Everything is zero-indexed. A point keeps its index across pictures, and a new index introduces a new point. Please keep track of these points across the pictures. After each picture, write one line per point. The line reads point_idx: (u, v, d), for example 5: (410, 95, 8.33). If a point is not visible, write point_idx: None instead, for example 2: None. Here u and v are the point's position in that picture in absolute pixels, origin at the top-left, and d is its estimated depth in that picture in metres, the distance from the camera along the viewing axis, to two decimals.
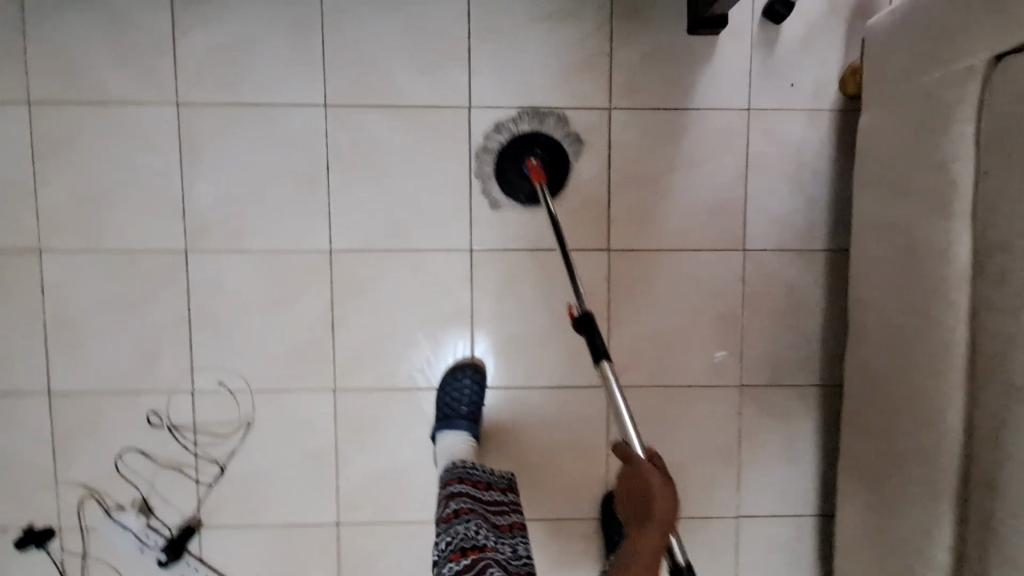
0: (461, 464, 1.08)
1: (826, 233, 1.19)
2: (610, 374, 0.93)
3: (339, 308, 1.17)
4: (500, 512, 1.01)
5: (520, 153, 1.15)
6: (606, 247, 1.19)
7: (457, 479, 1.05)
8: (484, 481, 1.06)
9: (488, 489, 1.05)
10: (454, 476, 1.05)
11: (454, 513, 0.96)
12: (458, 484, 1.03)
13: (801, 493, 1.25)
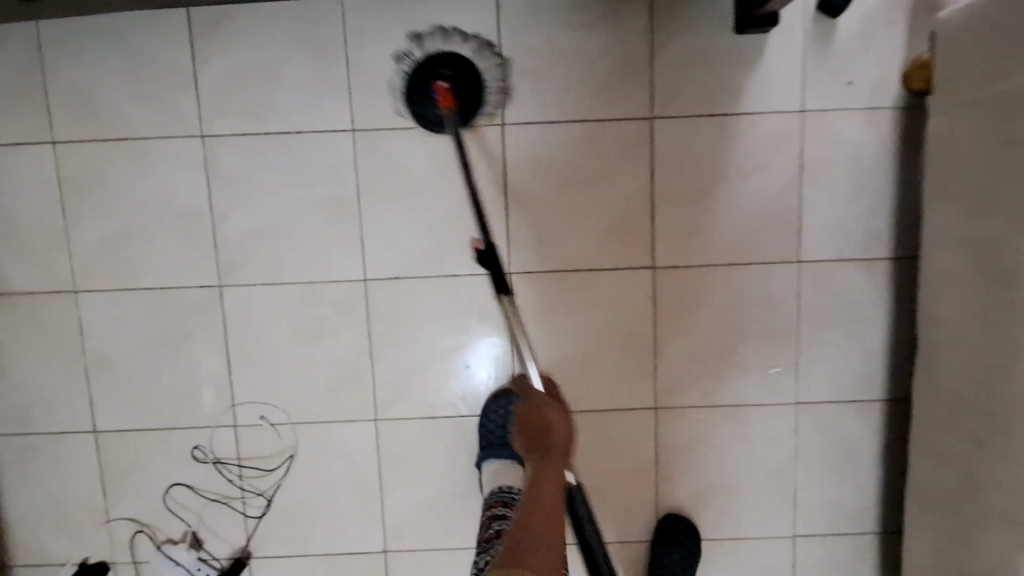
0: (506, 488, 1.03)
1: (889, 241, 1.11)
2: (511, 308, 1.00)
3: (377, 337, 1.14)
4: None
5: (440, 68, 1.06)
6: (651, 265, 1.13)
7: (501, 502, 1.00)
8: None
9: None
10: (499, 499, 1.01)
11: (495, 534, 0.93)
12: (503, 507, 0.99)
13: (863, 513, 1.18)
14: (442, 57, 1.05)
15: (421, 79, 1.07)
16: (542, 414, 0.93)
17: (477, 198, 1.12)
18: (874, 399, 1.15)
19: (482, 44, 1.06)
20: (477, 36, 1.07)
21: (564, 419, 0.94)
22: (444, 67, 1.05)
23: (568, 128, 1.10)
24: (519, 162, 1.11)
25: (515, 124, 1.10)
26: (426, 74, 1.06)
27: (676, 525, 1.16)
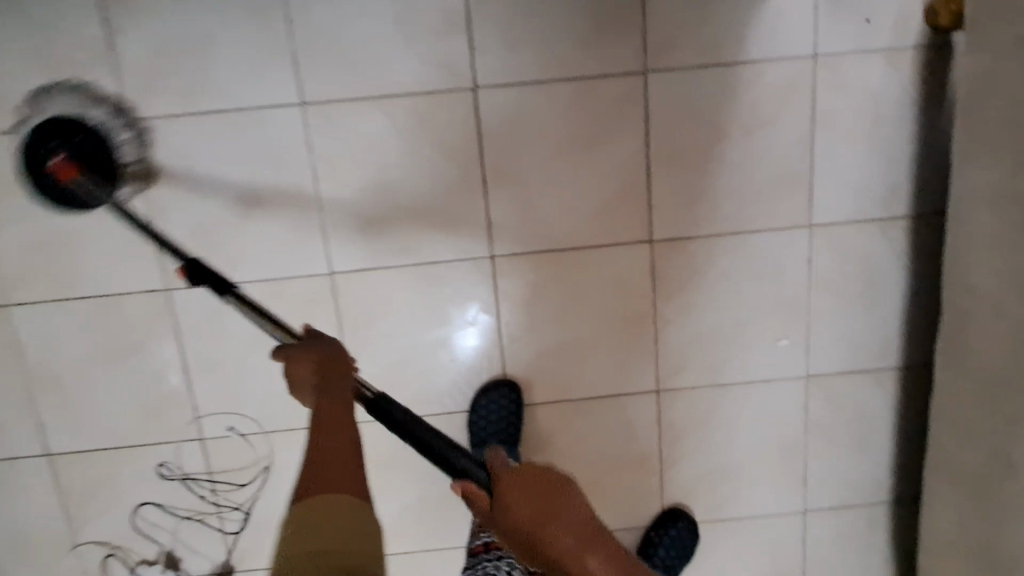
0: None
1: (908, 197, 1.01)
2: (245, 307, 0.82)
3: (350, 334, 1.03)
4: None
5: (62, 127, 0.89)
6: (648, 239, 1.03)
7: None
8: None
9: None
10: None
11: (483, 546, 0.87)
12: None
13: (878, 483, 1.13)
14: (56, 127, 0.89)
15: (30, 153, 0.88)
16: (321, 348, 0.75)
17: (451, 173, 0.99)
18: (889, 367, 1.08)
19: (116, 110, 0.94)
20: (110, 100, 0.94)
21: (341, 351, 0.76)
22: (55, 137, 0.88)
23: (548, 89, 0.96)
24: (496, 130, 0.97)
25: (489, 86, 0.96)
26: (32, 154, 0.88)
27: (677, 521, 1.11)
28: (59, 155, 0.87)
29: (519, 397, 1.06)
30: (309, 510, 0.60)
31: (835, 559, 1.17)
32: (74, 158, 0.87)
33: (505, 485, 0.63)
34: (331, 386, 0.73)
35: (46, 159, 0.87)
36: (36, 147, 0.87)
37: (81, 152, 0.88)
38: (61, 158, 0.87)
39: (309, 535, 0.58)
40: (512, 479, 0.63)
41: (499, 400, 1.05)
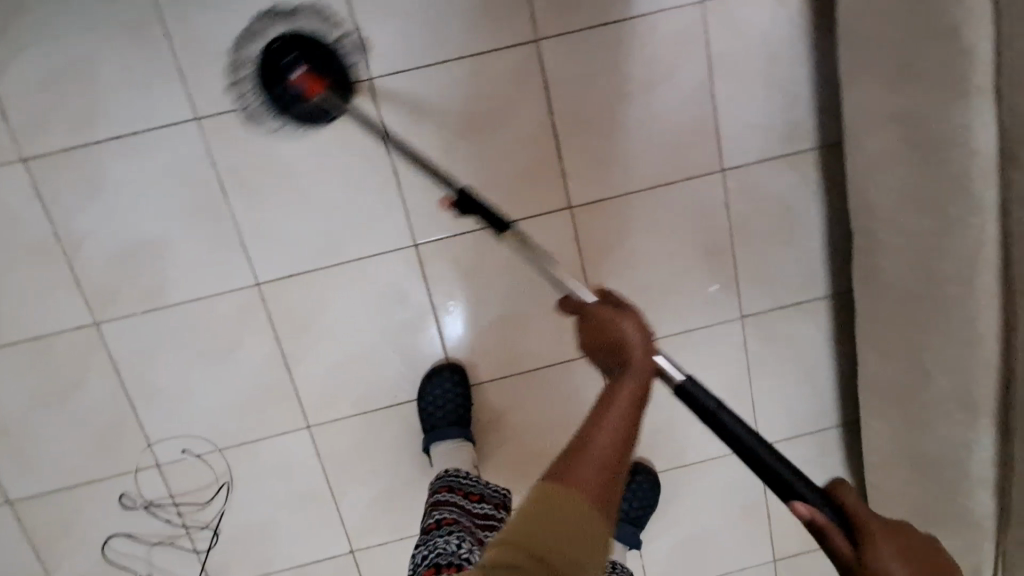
0: (454, 472, 1.02)
1: (811, 130, 1.03)
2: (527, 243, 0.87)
3: (287, 342, 1.03)
4: (487, 526, 0.95)
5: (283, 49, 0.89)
6: (568, 205, 1.03)
7: (447, 487, 0.99)
8: (476, 491, 1.00)
9: (480, 502, 0.99)
10: (444, 484, 0.99)
11: (436, 524, 0.90)
12: (448, 493, 0.97)
13: (824, 409, 1.17)
14: (278, 46, 0.90)
15: (270, 78, 0.90)
16: (618, 327, 0.70)
17: (361, 168, 0.98)
18: (818, 298, 1.10)
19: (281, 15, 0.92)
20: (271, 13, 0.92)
21: (647, 336, 0.69)
22: (290, 52, 0.89)
23: (443, 70, 0.96)
24: (398, 119, 0.97)
25: (384, 75, 0.96)
26: (275, 76, 0.90)
27: (636, 474, 1.15)
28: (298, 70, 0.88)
29: (463, 377, 1.08)
30: (563, 497, 0.56)
31: None
32: (315, 70, 0.90)
33: (879, 536, 0.57)
34: (626, 377, 0.66)
35: (290, 75, 0.88)
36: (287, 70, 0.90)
37: (318, 65, 0.91)
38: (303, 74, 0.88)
39: (540, 518, 0.56)
40: (889, 544, 0.57)
41: (444, 383, 1.06)
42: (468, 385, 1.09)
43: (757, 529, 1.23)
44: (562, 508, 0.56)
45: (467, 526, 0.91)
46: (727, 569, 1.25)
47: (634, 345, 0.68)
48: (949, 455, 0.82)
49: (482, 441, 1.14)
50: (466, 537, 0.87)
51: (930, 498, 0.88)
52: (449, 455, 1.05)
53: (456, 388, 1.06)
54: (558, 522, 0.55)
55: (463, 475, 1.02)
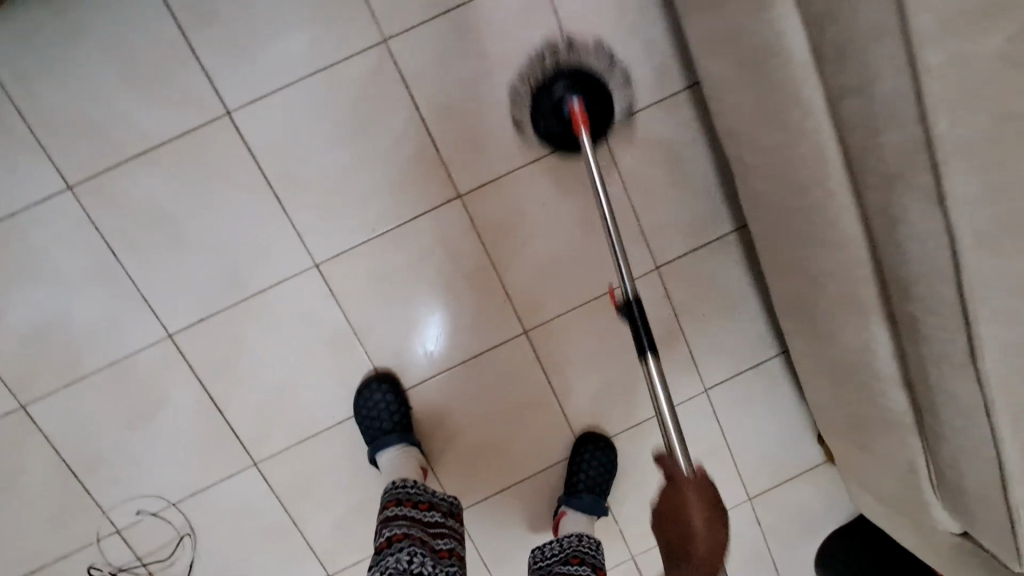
0: (400, 483, 1.01)
1: (676, 68, 1.03)
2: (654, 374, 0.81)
3: (213, 386, 1.05)
4: (437, 534, 0.96)
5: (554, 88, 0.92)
6: (456, 193, 1.04)
7: (395, 501, 0.98)
8: (424, 499, 0.99)
9: (430, 510, 0.98)
10: (392, 498, 0.98)
11: (387, 542, 0.90)
12: (397, 506, 0.96)
13: (762, 340, 1.17)
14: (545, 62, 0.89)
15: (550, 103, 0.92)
16: (688, 515, 0.72)
17: (243, 200, 1.00)
18: (727, 232, 1.10)
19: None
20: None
21: (717, 536, 0.70)
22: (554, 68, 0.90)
23: (299, 89, 0.98)
24: (268, 145, 0.99)
25: (244, 107, 0.97)
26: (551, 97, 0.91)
27: (589, 444, 1.14)
28: (577, 97, 0.91)
29: (393, 384, 1.08)
30: None
31: (751, 423, 1.21)
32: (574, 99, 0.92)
33: None
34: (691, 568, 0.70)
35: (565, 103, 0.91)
36: (548, 89, 0.94)
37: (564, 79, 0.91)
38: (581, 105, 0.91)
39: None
40: None
41: (374, 395, 1.06)
42: (401, 392, 1.09)
43: (723, 471, 1.24)
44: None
45: (417, 538, 0.91)
46: None
47: (700, 538, 0.70)
48: (855, 358, 0.81)
49: (431, 442, 1.14)
50: (417, 551, 0.88)
51: (858, 404, 0.87)
52: (394, 465, 1.05)
53: (387, 398, 1.06)
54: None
55: (410, 483, 1.01)
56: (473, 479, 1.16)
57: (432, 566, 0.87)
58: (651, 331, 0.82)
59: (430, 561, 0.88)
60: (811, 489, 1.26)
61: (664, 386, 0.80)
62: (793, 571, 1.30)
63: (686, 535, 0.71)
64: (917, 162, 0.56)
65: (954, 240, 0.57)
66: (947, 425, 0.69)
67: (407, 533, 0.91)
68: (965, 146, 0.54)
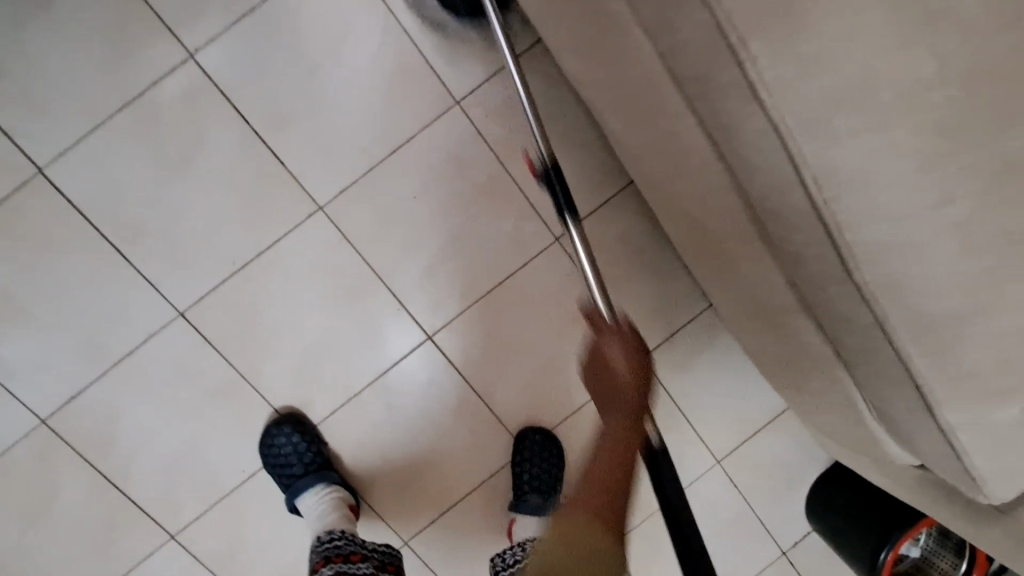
0: (326, 537, 0.91)
1: (522, 21, 0.95)
2: (577, 231, 0.74)
3: (104, 464, 0.96)
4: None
5: None
6: (316, 205, 0.95)
7: (324, 560, 0.87)
8: (356, 550, 0.88)
9: (363, 562, 0.87)
10: (320, 557, 0.88)
11: None
12: (327, 567, 0.86)
13: (689, 292, 1.07)
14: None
15: None
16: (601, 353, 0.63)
17: (84, 262, 0.91)
18: (622, 185, 1.01)
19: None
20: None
21: (638, 360, 0.61)
22: None
23: (114, 128, 0.89)
24: (95, 197, 0.90)
25: (57, 161, 0.88)
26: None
27: (526, 441, 1.05)
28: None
29: (299, 423, 0.99)
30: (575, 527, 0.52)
31: (700, 383, 1.11)
32: None
33: None
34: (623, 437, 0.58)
35: None
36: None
37: None
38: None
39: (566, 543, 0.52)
40: None
41: (278, 441, 0.97)
42: (310, 430, 1.00)
43: (683, 440, 1.14)
44: (598, 550, 0.51)
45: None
46: None
47: (622, 374, 0.60)
48: (757, 296, 0.71)
49: (357, 477, 1.04)
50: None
51: (780, 343, 0.77)
52: (317, 512, 0.96)
53: (292, 440, 0.98)
54: (574, 554, 0.51)
55: (338, 536, 0.91)
56: (412, 506, 1.07)
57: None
58: (567, 191, 0.77)
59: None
60: (782, 439, 1.16)
61: (585, 246, 0.72)
62: (783, 527, 1.20)
63: (607, 381, 0.61)
64: (719, 55, 0.47)
65: (785, 136, 0.47)
66: (854, 352, 0.59)
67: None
68: (761, 21, 0.45)
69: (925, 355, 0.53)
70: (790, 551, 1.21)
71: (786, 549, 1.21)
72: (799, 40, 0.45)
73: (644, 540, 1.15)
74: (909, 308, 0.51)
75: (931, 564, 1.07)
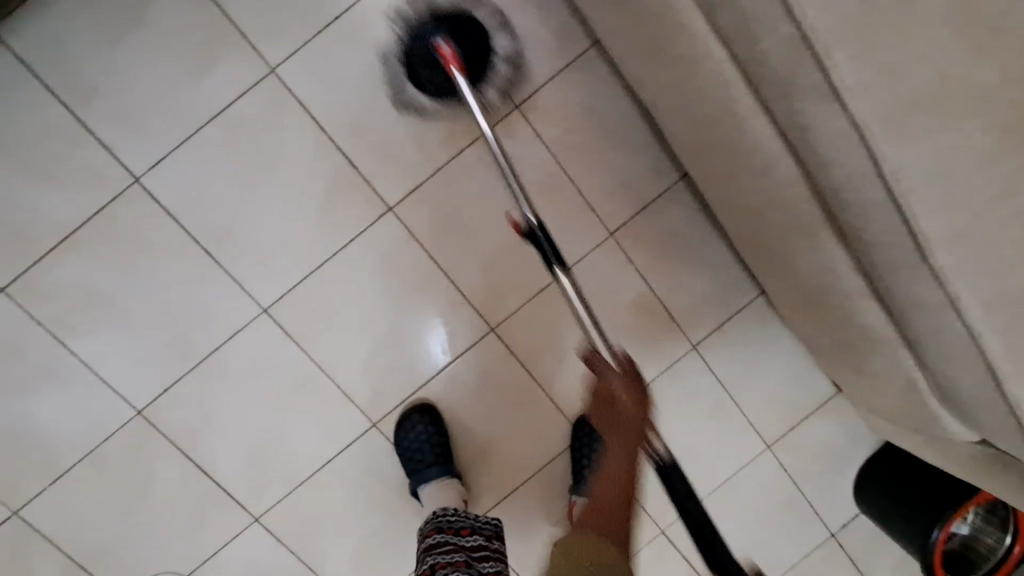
0: (442, 512, 0.99)
1: (578, 27, 0.99)
2: (569, 281, 0.83)
3: (195, 452, 1.04)
4: (483, 557, 0.92)
5: None
6: (386, 207, 1.01)
7: (436, 529, 0.96)
8: (465, 524, 0.96)
9: (472, 535, 0.95)
10: (433, 526, 0.97)
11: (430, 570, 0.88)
12: (438, 534, 0.94)
13: (738, 282, 1.10)
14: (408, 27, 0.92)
15: None
16: (615, 399, 0.69)
17: (176, 264, 0.98)
18: (674, 181, 1.05)
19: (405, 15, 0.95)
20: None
21: (641, 396, 0.68)
22: None
23: (202, 139, 0.96)
24: (185, 204, 0.97)
25: (151, 172, 0.95)
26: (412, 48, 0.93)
27: (584, 429, 1.10)
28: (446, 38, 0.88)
29: (433, 415, 1.06)
30: (603, 549, 0.60)
31: (750, 370, 1.15)
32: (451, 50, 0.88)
33: None
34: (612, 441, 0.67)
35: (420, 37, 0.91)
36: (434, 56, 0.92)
37: None
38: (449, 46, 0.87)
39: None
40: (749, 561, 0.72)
41: (415, 427, 1.05)
42: (442, 424, 1.07)
43: (734, 426, 1.17)
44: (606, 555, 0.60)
45: (462, 563, 0.88)
46: (728, 474, 1.19)
47: (628, 407, 0.68)
48: (818, 284, 0.75)
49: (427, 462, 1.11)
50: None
51: (838, 326, 0.80)
52: (437, 500, 1.03)
53: (427, 430, 1.05)
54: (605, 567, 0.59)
55: (451, 512, 0.98)
56: (476, 490, 1.12)
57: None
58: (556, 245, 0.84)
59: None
60: (831, 424, 1.19)
61: (580, 298, 0.82)
62: (831, 510, 1.23)
63: (613, 417, 0.68)
64: (803, 62, 0.52)
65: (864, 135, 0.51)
66: (921, 333, 0.62)
67: (451, 560, 0.88)
68: (841, 32, 0.50)
69: (994, 333, 0.57)
70: (838, 533, 1.24)
71: (834, 531, 1.24)
72: (877, 47, 0.50)
73: None
74: (980, 290, 0.55)
75: (977, 540, 1.11)
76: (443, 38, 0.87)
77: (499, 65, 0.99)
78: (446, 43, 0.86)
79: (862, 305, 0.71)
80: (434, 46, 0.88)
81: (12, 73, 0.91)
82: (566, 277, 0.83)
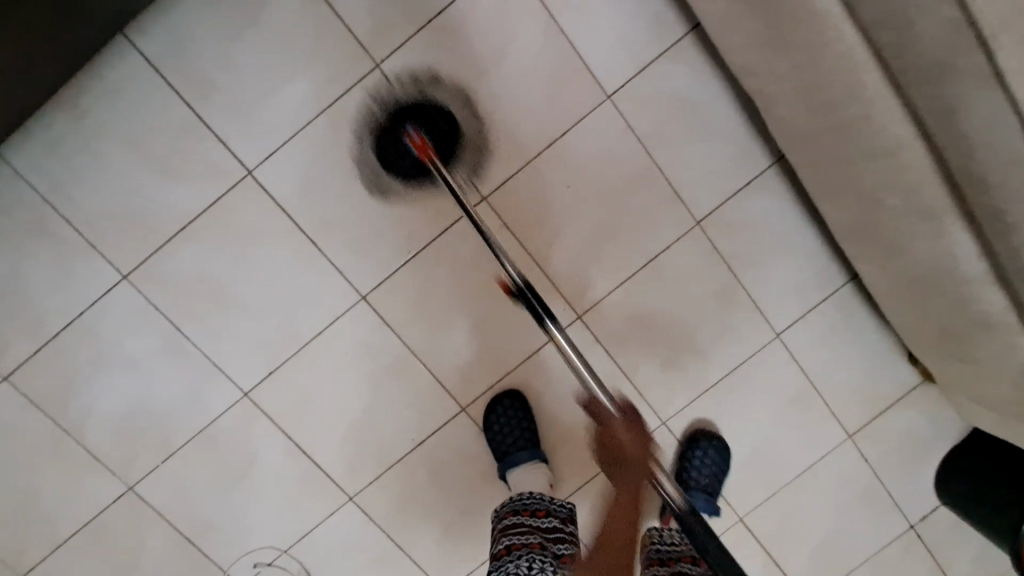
0: (518, 495, 0.99)
1: (672, 16, 1.01)
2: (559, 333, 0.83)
3: (295, 432, 1.09)
4: (557, 538, 0.92)
5: None
6: (481, 196, 1.04)
7: (513, 510, 0.96)
8: (542, 507, 0.96)
9: (548, 518, 0.94)
10: (510, 509, 0.97)
11: (506, 549, 0.88)
12: (516, 516, 0.95)
13: (823, 270, 1.10)
14: None
15: None
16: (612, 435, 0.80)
17: (281, 252, 1.03)
18: (763, 169, 1.06)
19: None
20: None
21: (642, 435, 0.77)
22: None
23: (309, 132, 1.00)
24: (292, 195, 1.01)
25: (261, 164, 1.00)
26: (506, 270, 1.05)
27: (701, 442, 1.14)
28: (417, 132, 0.98)
29: (523, 401, 1.09)
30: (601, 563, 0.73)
31: (832, 359, 1.15)
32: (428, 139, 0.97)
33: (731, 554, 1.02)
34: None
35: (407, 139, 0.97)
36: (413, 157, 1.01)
37: None
38: (420, 135, 0.98)
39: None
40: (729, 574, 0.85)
41: (506, 411, 1.08)
42: (529, 410, 1.10)
43: (816, 416, 1.17)
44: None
45: (537, 545, 0.88)
46: (810, 463, 1.19)
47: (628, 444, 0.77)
48: (933, 269, 0.76)
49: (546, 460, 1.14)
50: (536, 557, 0.85)
51: (948, 311, 0.80)
52: (525, 483, 1.04)
53: (517, 416, 1.08)
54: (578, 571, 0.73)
55: (528, 495, 0.99)
56: (559, 473, 1.14)
57: (553, 572, 0.84)
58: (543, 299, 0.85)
59: (550, 567, 0.84)
60: (915, 414, 1.18)
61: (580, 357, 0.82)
62: (913, 502, 1.21)
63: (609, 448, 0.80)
64: (966, 44, 0.60)
65: None
66: None
67: (525, 541, 0.88)
68: (1007, 19, 0.58)
69: None
70: (918, 525, 1.22)
71: (913, 522, 1.22)
72: None
73: (775, 509, 1.20)
74: None
75: None
76: (415, 129, 0.98)
77: (594, 55, 1.01)
78: (417, 134, 0.97)
79: (986, 288, 0.71)
80: (406, 138, 0.98)
81: (139, 73, 0.97)
82: (557, 329, 0.83)
